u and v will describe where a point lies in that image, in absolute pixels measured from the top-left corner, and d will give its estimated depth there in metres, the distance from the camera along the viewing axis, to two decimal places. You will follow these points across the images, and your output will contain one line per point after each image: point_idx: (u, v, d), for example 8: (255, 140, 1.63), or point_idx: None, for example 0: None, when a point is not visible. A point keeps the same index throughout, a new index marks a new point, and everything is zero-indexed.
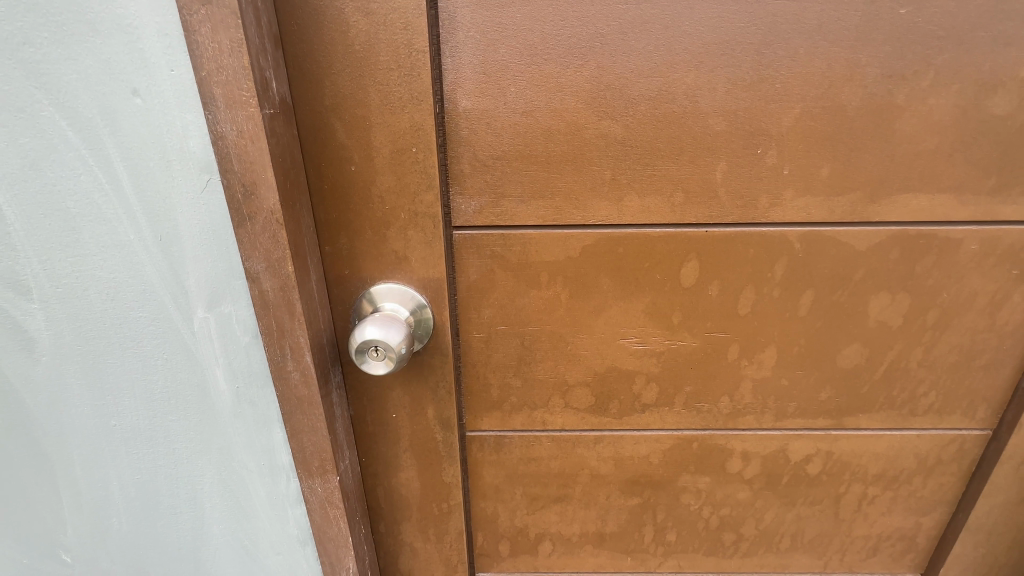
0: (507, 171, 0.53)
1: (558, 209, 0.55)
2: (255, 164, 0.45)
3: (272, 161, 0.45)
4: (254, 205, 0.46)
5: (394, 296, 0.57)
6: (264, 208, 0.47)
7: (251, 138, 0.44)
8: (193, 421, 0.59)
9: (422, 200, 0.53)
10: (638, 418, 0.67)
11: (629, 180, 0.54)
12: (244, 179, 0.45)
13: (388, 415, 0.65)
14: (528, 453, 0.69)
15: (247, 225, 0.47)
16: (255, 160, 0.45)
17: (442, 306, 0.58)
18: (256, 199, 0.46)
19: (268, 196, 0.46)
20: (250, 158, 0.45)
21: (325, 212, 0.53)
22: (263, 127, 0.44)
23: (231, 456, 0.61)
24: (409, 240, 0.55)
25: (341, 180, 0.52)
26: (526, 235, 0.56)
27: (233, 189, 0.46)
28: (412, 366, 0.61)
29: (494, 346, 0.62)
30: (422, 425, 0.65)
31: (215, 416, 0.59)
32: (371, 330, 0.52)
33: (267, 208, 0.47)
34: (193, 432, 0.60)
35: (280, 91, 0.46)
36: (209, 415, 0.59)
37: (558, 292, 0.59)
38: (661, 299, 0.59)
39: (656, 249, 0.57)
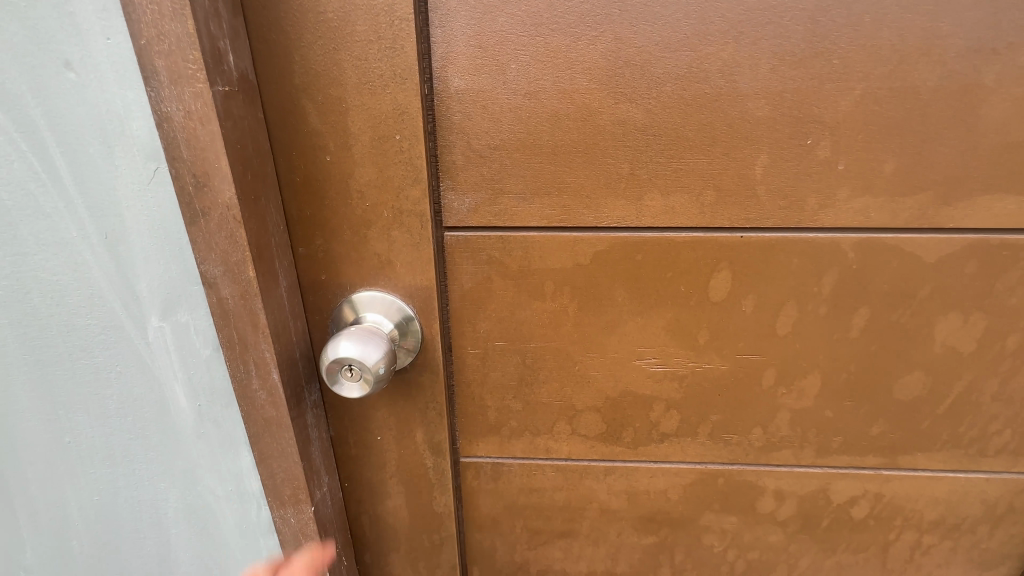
0: (506, 163, 0.46)
1: (566, 208, 0.47)
2: (206, 151, 0.38)
3: (226, 147, 0.38)
4: (207, 198, 0.40)
5: (377, 306, 0.50)
6: (219, 202, 0.40)
7: (200, 120, 0.37)
8: (153, 441, 0.53)
9: (407, 196, 0.46)
10: (655, 449, 0.58)
11: (649, 176, 0.45)
12: (194, 169, 0.39)
13: (372, 437, 0.57)
14: (529, 483, 0.62)
15: (200, 221, 0.41)
16: (205, 146, 0.38)
17: (432, 318, 0.51)
18: (209, 192, 0.39)
19: (223, 188, 0.39)
20: (200, 143, 0.38)
21: (297, 208, 0.47)
22: (215, 106, 0.37)
23: (195, 479, 0.55)
24: (393, 242, 0.48)
25: (314, 172, 0.45)
26: (528, 238, 0.49)
27: (182, 179, 0.39)
28: (398, 385, 0.54)
29: (492, 364, 0.55)
30: (411, 449, 0.58)
31: (176, 436, 0.52)
32: (345, 347, 0.44)
33: (222, 202, 0.40)
34: (155, 453, 0.53)
35: (240, 66, 0.40)
36: (170, 435, 0.52)
37: (565, 304, 0.51)
38: (686, 315, 0.51)
39: (681, 258, 0.49)
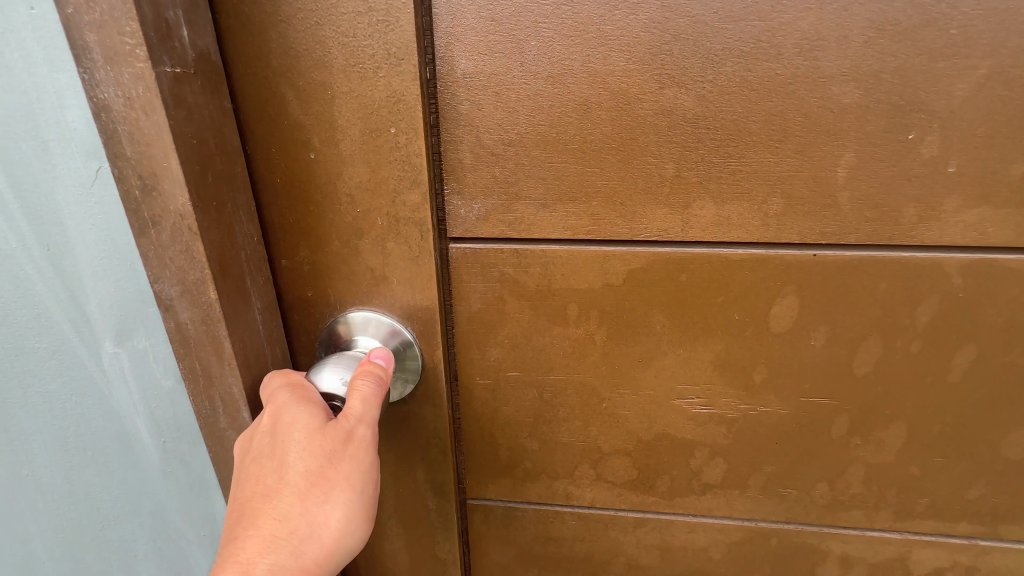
0: (524, 163, 0.38)
1: (595, 218, 0.39)
2: (152, 146, 0.31)
3: (174, 141, 0.31)
4: (157, 204, 0.33)
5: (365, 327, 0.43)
6: (171, 209, 0.33)
7: (142, 108, 0.31)
8: (117, 477, 0.47)
9: (405, 201, 0.38)
10: (695, 501, 0.49)
11: (700, 179, 0.37)
12: (141, 169, 0.32)
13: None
14: (546, 531, 0.54)
15: (152, 232, 0.34)
16: (151, 140, 0.31)
17: (435, 343, 0.43)
18: (158, 197, 0.33)
19: (174, 193, 0.33)
20: (145, 137, 0.31)
21: (278, 214, 0.40)
22: (159, 91, 0.30)
23: (165, 519, 0.50)
24: (389, 254, 0.40)
25: (297, 172, 0.38)
26: (548, 253, 0.41)
27: (128, 182, 0.33)
28: (395, 418, 0.47)
29: (504, 397, 0.47)
30: (412, 489, 0.50)
31: (142, 472, 0.47)
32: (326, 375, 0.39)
33: (174, 209, 0.33)
34: (121, 492, 0.48)
35: (197, 42, 0.33)
36: (135, 471, 0.47)
37: (591, 331, 0.43)
38: (739, 348, 0.42)
39: (736, 279, 0.40)
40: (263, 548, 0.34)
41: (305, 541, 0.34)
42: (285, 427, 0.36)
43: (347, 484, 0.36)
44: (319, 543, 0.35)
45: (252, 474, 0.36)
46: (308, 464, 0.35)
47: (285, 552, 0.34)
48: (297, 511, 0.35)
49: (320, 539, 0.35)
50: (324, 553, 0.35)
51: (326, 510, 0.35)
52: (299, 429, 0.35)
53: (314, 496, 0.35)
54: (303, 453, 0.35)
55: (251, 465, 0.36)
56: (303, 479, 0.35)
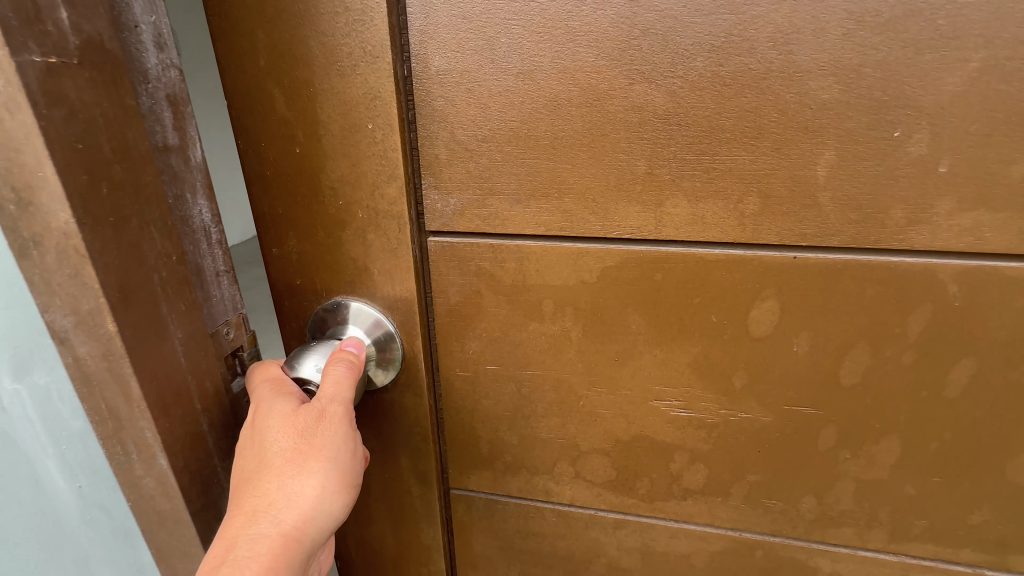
0: (497, 159, 0.38)
1: (569, 214, 0.39)
2: (24, 154, 0.28)
3: (47, 148, 0.28)
4: (37, 221, 0.30)
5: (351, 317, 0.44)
6: (53, 227, 0.30)
7: (7, 110, 0.27)
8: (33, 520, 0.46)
9: (383, 194, 0.40)
10: (676, 507, 0.48)
11: (673, 176, 0.36)
12: (16, 181, 0.29)
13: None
14: (527, 526, 0.54)
15: (39, 252, 0.31)
16: (21, 146, 0.28)
17: (414, 334, 0.44)
18: (38, 212, 0.30)
19: (53, 209, 0.29)
20: (14, 143, 0.28)
21: (268, 204, 0.42)
22: (25, 91, 0.27)
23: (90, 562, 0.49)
24: (370, 245, 0.42)
25: (283, 164, 0.40)
26: (523, 248, 0.41)
27: (6, 196, 0.30)
28: (378, 405, 0.48)
29: (483, 390, 0.47)
30: (395, 476, 0.52)
31: (60, 515, 0.46)
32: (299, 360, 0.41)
33: (56, 227, 0.30)
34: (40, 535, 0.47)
35: (82, 29, 0.29)
36: (53, 514, 0.46)
37: (567, 327, 0.43)
38: (718, 351, 0.41)
39: (712, 280, 0.39)
40: (247, 521, 0.36)
41: (286, 510, 0.36)
42: (264, 410, 0.38)
43: (321, 454, 0.38)
44: (298, 512, 0.36)
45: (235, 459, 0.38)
46: (283, 439, 0.37)
47: (269, 522, 0.36)
48: (275, 484, 0.37)
49: (300, 507, 0.37)
50: (303, 522, 0.37)
51: (303, 480, 0.37)
52: (276, 411, 0.38)
53: (290, 470, 0.37)
54: (278, 431, 0.37)
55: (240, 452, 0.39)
56: (280, 455, 0.37)
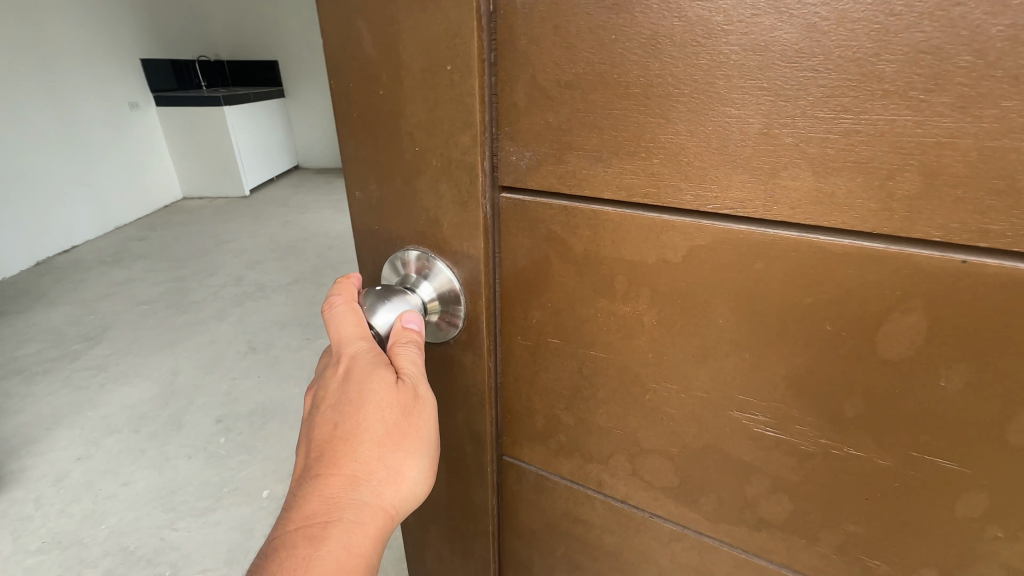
0: (581, 107, 0.33)
1: (656, 178, 0.33)
2: None
3: None
4: None
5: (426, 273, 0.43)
6: None
7: None
8: None
9: (457, 142, 0.37)
10: (747, 536, 0.41)
11: (798, 139, 0.28)
12: None
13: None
14: (575, 511, 0.51)
15: None
16: None
17: (478, 294, 0.42)
18: None
19: None
20: None
21: (353, 146, 0.42)
22: None
23: None
24: (441, 196, 0.40)
25: (368, 107, 0.40)
26: (600, 214, 0.36)
27: None
28: (439, 358, 0.48)
29: (543, 363, 0.44)
30: (451, 432, 0.52)
31: None
32: (369, 306, 0.41)
33: None
34: None
35: None
36: None
37: (639, 311, 0.38)
38: (829, 369, 0.33)
39: (833, 278, 0.30)
40: (352, 488, 0.39)
41: (388, 482, 0.40)
42: (369, 379, 0.40)
43: (419, 434, 0.41)
44: (396, 485, 0.40)
45: (336, 423, 0.40)
46: (390, 414, 0.40)
47: (372, 491, 0.39)
48: (378, 455, 0.40)
49: (400, 480, 0.40)
50: (401, 493, 0.40)
51: (403, 456, 0.41)
52: (381, 382, 0.40)
53: (392, 442, 0.40)
54: (384, 404, 0.40)
55: (335, 415, 0.40)
56: (382, 429, 0.40)
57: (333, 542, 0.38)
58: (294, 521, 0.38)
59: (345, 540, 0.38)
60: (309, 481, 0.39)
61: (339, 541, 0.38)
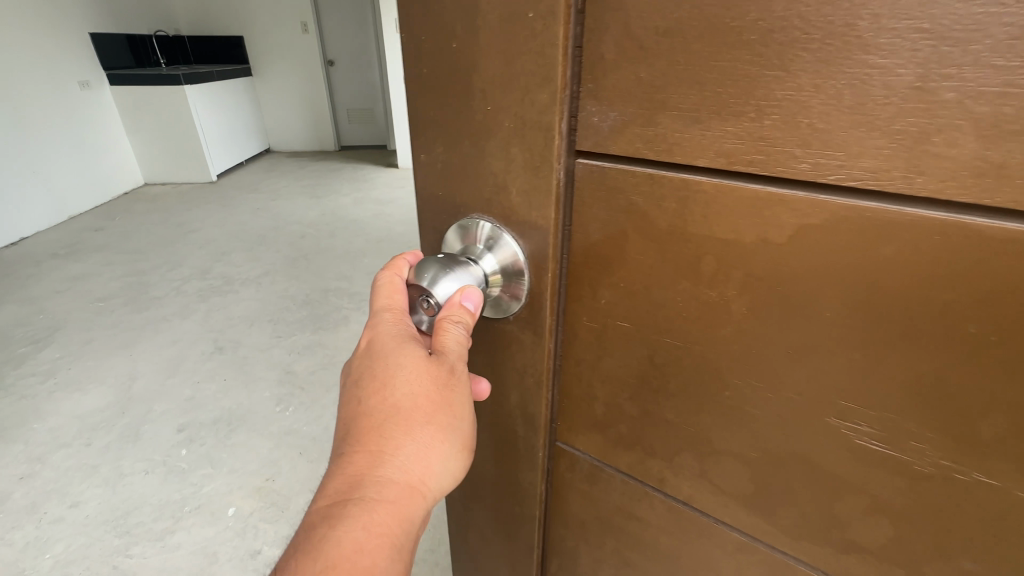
0: (681, 59, 0.29)
1: (766, 143, 0.28)
2: None
3: None
4: None
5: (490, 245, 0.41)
6: None
7: None
8: None
9: (534, 100, 0.34)
10: (830, 557, 0.37)
11: (961, 95, 0.23)
12: None
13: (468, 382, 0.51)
14: (630, 506, 0.48)
15: None
16: None
17: (544, 269, 0.40)
18: None
19: None
20: None
21: (421, 105, 0.40)
22: None
23: None
24: (512, 161, 0.37)
25: (440, 61, 0.37)
26: (690, 185, 0.32)
27: None
28: (497, 335, 0.46)
29: (609, 348, 0.41)
30: (503, 412, 0.50)
31: None
32: (426, 270, 0.39)
33: None
34: None
35: None
36: None
37: (727, 298, 0.33)
38: (966, 381, 0.27)
39: (988, 270, 0.25)
40: (376, 464, 0.38)
41: (414, 459, 0.38)
42: (399, 352, 0.40)
43: (449, 411, 0.40)
44: (423, 464, 0.39)
45: (364, 399, 0.40)
46: (417, 387, 0.39)
47: (397, 468, 0.38)
48: (404, 430, 0.39)
49: (427, 458, 0.39)
50: (429, 473, 0.39)
51: (431, 432, 0.39)
52: (411, 355, 0.40)
53: (419, 418, 0.39)
54: (412, 377, 0.39)
55: (363, 390, 0.40)
56: (410, 404, 0.39)
57: (354, 520, 0.36)
58: (319, 498, 0.38)
59: (365, 519, 0.36)
60: (335, 459, 0.39)
61: (359, 519, 0.36)
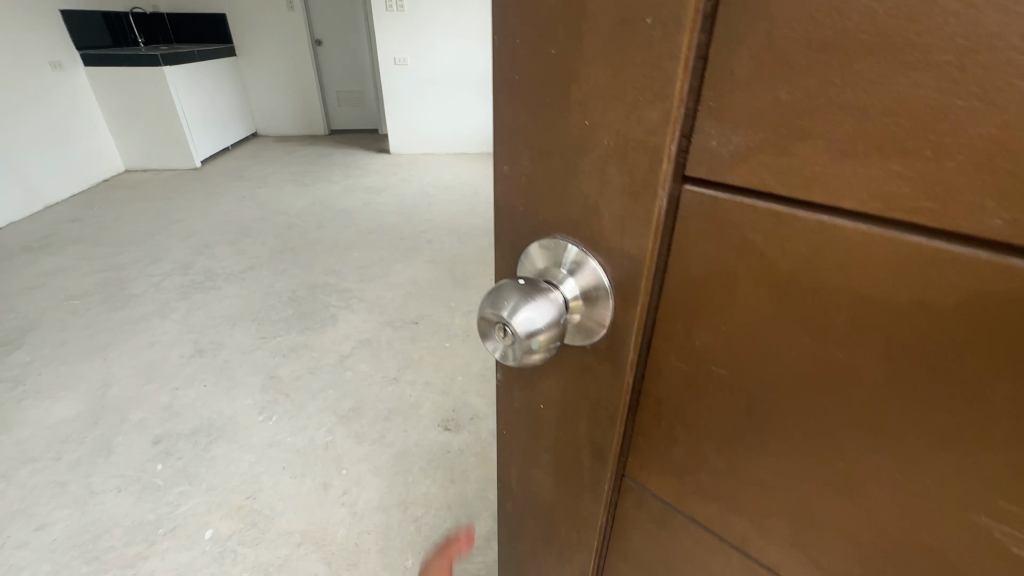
0: (844, 83, 0.22)
1: (952, 194, 0.22)
2: None
3: None
4: None
5: (573, 273, 0.34)
6: None
7: None
8: None
9: (640, 119, 0.27)
10: None
11: None
12: None
13: (530, 413, 0.46)
14: (706, 566, 0.43)
15: None
16: None
17: (629, 313, 0.34)
18: None
19: None
20: None
21: (503, 110, 0.34)
22: None
23: None
24: (605, 188, 0.31)
25: (525, 62, 0.31)
26: (833, 231, 0.25)
27: None
28: (569, 370, 0.40)
29: (699, 402, 0.35)
30: (567, 449, 0.44)
31: None
32: (504, 297, 0.32)
33: None
34: None
35: None
36: None
37: (864, 369, 0.27)
38: None
39: None
40: None
41: None
42: None
43: None
44: None
45: None
46: None
47: None
48: None
49: None
50: None
51: None
52: None
53: None
54: None
55: None
56: None
57: None
58: None
59: None
60: None
61: None
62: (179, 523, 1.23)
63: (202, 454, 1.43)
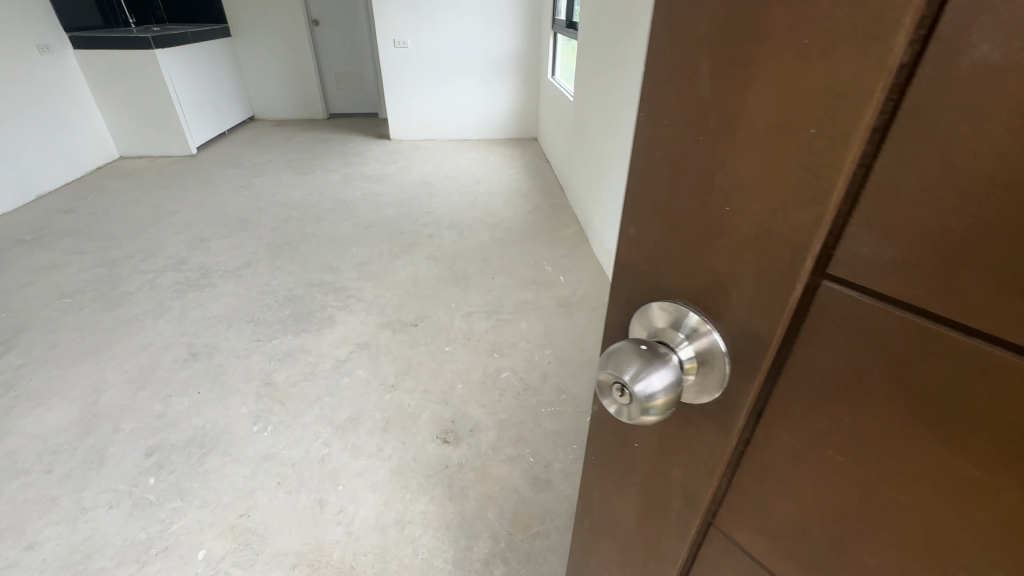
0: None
1: None
2: None
3: None
4: None
5: (698, 342, 0.30)
6: None
7: None
8: None
9: (786, 219, 0.24)
10: None
11: None
12: None
13: (618, 464, 0.43)
14: None
15: None
16: None
17: (738, 406, 0.31)
18: None
19: None
20: None
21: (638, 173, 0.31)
22: None
23: None
24: (733, 281, 0.28)
25: (668, 131, 0.28)
26: (991, 359, 0.20)
27: None
28: (668, 436, 0.37)
29: (796, 498, 0.31)
30: (652, 508, 0.41)
31: None
32: (623, 360, 0.29)
33: None
34: None
35: None
36: None
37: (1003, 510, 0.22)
38: None
39: None
40: None
41: None
42: None
43: None
44: None
45: None
46: None
47: None
48: None
49: None
50: None
51: None
52: None
53: None
54: None
55: None
56: None
57: None
58: None
59: None
60: None
61: None
62: (171, 544, 1.21)
63: (196, 468, 1.40)
